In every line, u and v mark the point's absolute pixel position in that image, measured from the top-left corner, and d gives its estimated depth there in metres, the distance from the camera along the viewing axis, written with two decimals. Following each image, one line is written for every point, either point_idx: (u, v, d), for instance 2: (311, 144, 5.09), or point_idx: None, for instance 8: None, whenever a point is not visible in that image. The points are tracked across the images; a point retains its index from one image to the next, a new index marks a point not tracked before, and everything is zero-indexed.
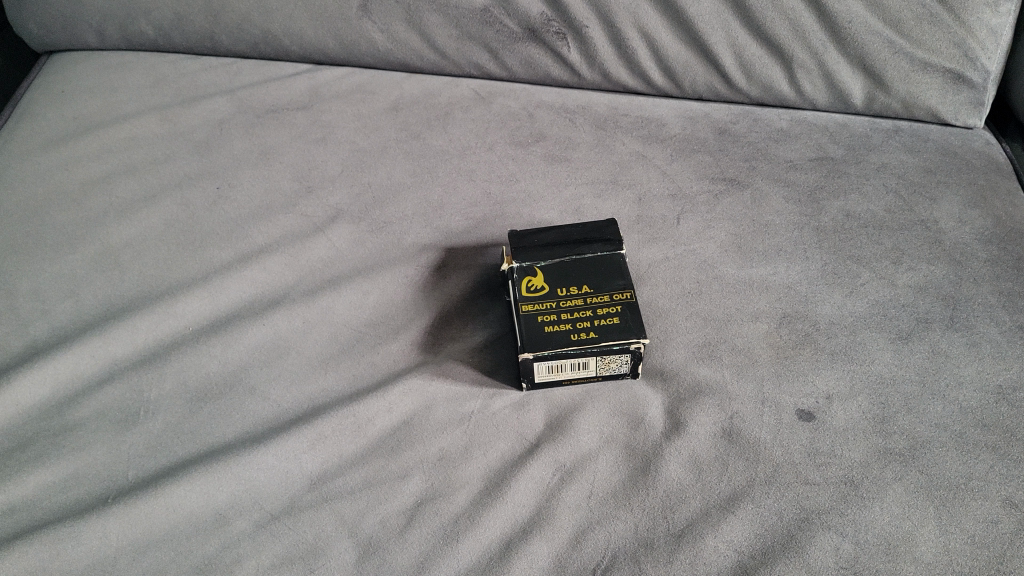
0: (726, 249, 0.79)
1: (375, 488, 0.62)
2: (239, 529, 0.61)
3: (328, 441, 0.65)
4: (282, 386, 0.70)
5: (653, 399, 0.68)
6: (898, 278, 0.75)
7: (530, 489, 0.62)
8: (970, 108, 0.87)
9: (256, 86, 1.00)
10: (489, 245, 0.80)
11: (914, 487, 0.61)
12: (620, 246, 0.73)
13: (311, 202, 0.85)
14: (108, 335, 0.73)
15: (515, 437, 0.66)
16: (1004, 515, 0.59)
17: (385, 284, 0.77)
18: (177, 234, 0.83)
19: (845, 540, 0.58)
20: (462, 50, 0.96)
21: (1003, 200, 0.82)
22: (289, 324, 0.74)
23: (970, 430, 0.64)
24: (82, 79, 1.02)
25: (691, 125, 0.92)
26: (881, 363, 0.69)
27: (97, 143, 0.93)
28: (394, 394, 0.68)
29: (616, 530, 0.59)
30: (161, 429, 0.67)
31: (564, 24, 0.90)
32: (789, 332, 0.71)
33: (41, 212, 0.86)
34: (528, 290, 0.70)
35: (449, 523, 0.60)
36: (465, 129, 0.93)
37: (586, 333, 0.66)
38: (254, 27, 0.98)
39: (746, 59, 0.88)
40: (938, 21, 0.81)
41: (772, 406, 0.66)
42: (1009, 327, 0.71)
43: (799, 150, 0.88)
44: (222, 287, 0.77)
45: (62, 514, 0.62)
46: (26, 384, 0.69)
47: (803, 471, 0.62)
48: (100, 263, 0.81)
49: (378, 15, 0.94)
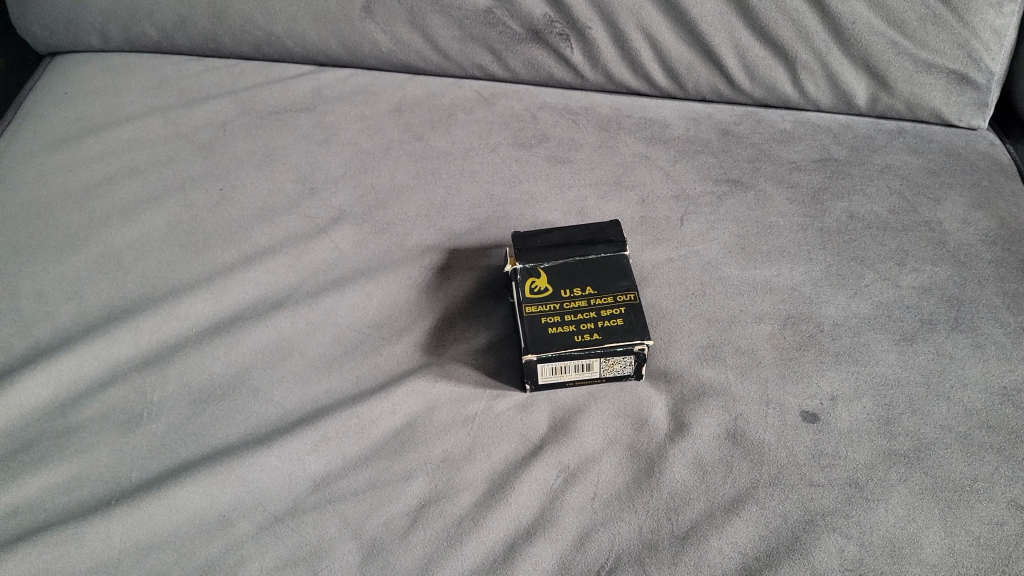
0: (730, 250, 0.79)
1: (379, 489, 0.62)
2: (243, 531, 0.60)
3: (331, 442, 0.65)
4: (286, 387, 0.70)
5: (657, 400, 0.67)
6: (902, 280, 0.75)
7: (534, 491, 0.62)
8: (974, 109, 0.87)
9: (259, 87, 1.00)
10: (492, 246, 0.80)
11: (919, 489, 0.60)
12: (624, 246, 0.73)
13: (314, 203, 0.85)
14: (112, 336, 0.73)
15: (518, 438, 0.65)
16: (1010, 516, 0.58)
17: (388, 286, 0.77)
18: (181, 235, 0.83)
19: (849, 542, 0.58)
20: (465, 52, 0.96)
21: (1007, 202, 0.81)
22: (293, 326, 0.74)
23: (975, 431, 0.64)
24: (86, 81, 1.02)
25: (694, 126, 0.92)
26: (885, 364, 0.68)
27: (100, 144, 0.93)
28: (397, 396, 0.68)
29: (620, 531, 0.59)
30: (164, 430, 0.67)
31: (567, 25, 0.90)
32: (793, 333, 0.71)
33: (44, 213, 0.86)
34: (532, 291, 0.70)
35: (452, 525, 0.60)
36: (468, 131, 0.93)
37: (591, 334, 0.66)
38: (256, 29, 0.98)
39: (749, 60, 0.88)
40: (942, 22, 0.81)
41: (776, 407, 0.66)
42: (1014, 329, 0.70)
43: (803, 152, 0.88)
44: (225, 288, 0.77)
45: (66, 515, 0.62)
46: (29, 386, 0.69)
47: (808, 473, 0.62)
48: (104, 265, 0.81)
49: (381, 16, 0.94)
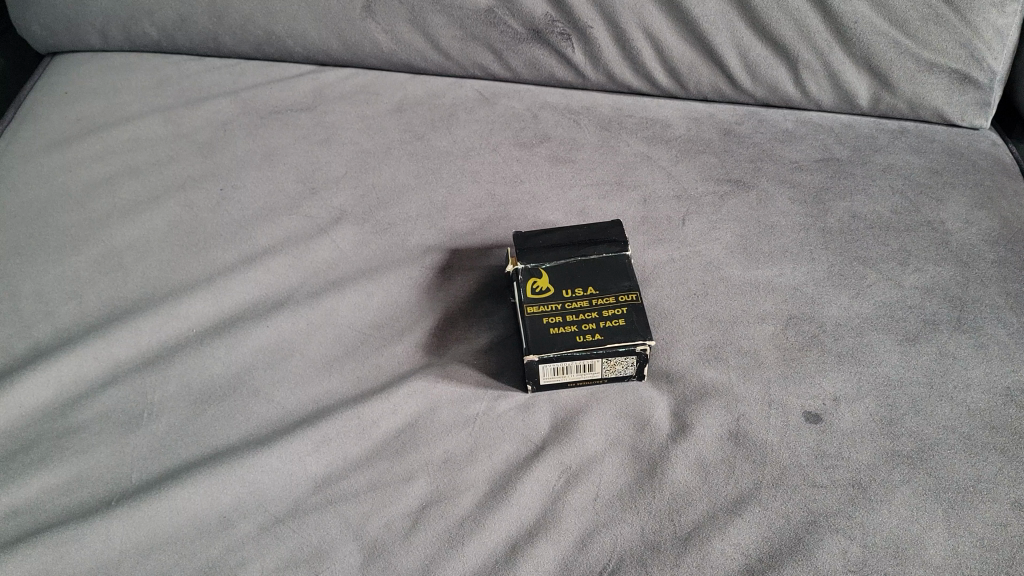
0: (732, 250, 0.79)
1: (381, 490, 0.62)
2: (244, 532, 0.60)
3: (332, 443, 0.65)
4: (287, 388, 0.69)
5: (659, 401, 0.67)
6: (904, 280, 0.75)
7: (536, 492, 0.62)
8: (976, 109, 0.87)
9: (260, 87, 1.00)
10: (493, 246, 0.80)
11: (922, 490, 0.60)
12: (625, 246, 0.73)
13: (314, 203, 0.85)
14: (112, 337, 0.72)
15: (520, 439, 0.65)
16: (1014, 517, 0.58)
17: (390, 286, 0.76)
18: (181, 235, 0.83)
19: (853, 543, 0.57)
20: (466, 51, 0.96)
21: (1009, 201, 0.81)
22: (293, 326, 0.74)
23: (978, 432, 0.63)
24: (86, 81, 1.02)
25: (696, 126, 0.92)
26: (888, 364, 0.68)
27: (100, 144, 0.93)
28: (399, 396, 0.67)
29: (623, 532, 0.59)
30: (165, 431, 0.67)
31: (568, 25, 0.90)
32: (795, 333, 0.71)
33: (44, 213, 0.86)
34: (533, 291, 0.69)
35: (454, 526, 0.60)
36: (468, 131, 0.93)
37: (592, 335, 0.66)
38: (257, 28, 0.98)
39: (751, 60, 0.88)
40: (944, 22, 0.81)
41: (778, 408, 0.66)
42: (1017, 329, 0.70)
43: (805, 151, 0.88)
44: (226, 288, 0.77)
45: (66, 517, 0.62)
46: (29, 387, 0.69)
47: (811, 474, 0.61)
48: (104, 265, 0.80)
49: (382, 16, 0.94)
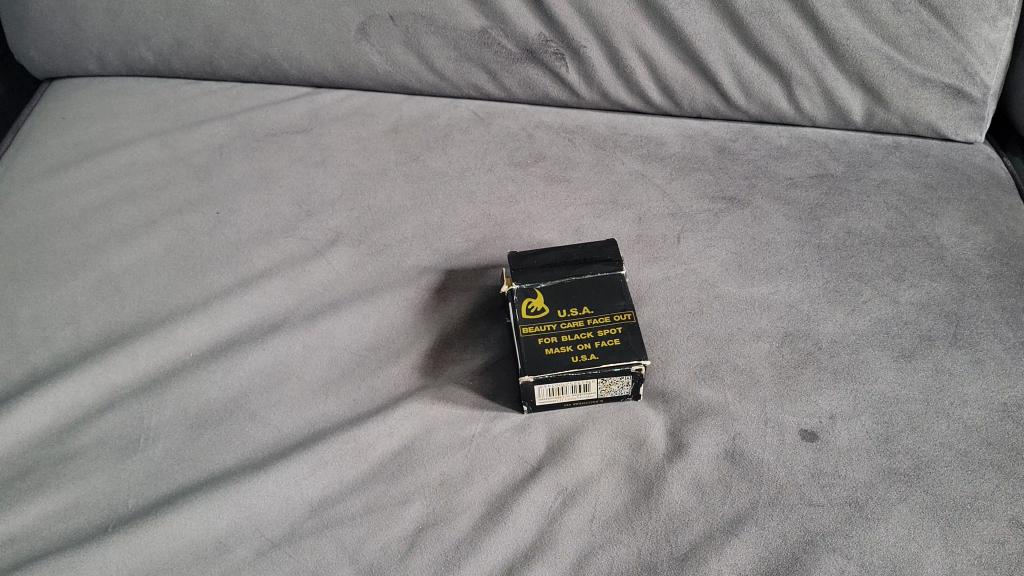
0: (727, 268, 0.79)
1: (376, 514, 0.62)
2: (240, 557, 0.60)
3: (329, 466, 0.65)
4: (283, 411, 0.70)
5: (655, 420, 0.67)
6: (901, 295, 0.75)
7: (532, 514, 0.62)
8: (970, 123, 0.87)
9: (257, 110, 1.00)
10: (489, 266, 0.80)
11: (919, 508, 0.60)
12: (620, 266, 0.73)
13: (311, 226, 0.86)
14: (109, 361, 0.73)
15: (515, 461, 0.65)
16: (1011, 535, 0.58)
17: (385, 307, 0.77)
18: (178, 259, 0.83)
19: (849, 562, 0.57)
20: (460, 71, 0.96)
21: (1005, 215, 0.81)
22: (289, 349, 0.74)
23: (975, 448, 0.63)
24: (83, 106, 1.03)
25: (690, 143, 0.92)
26: (884, 381, 0.68)
27: (97, 168, 0.94)
28: (395, 418, 0.67)
29: (619, 554, 0.59)
30: (161, 457, 0.67)
31: (562, 45, 0.90)
32: (790, 351, 0.71)
33: (42, 239, 0.86)
34: (528, 312, 0.70)
35: (450, 549, 0.60)
36: (464, 150, 0.93)
37: (587, 355, 0.66)
38: (253, 50, 0.99)
39: (745, 77, 0.88)
40: (937, 37, 0.81)
41: (774, 427, 0.66)
42: (1012, 344, 0.70)
43: (799, 168, 0.88)
44: (222, 311, 0.77)
45: (62, 544, 0.62)
46: (26, 414, 0.69)
47: (808, 492, 0.61)
48: (101, 290, 0.81)
49: (376, 37, 0.95)
